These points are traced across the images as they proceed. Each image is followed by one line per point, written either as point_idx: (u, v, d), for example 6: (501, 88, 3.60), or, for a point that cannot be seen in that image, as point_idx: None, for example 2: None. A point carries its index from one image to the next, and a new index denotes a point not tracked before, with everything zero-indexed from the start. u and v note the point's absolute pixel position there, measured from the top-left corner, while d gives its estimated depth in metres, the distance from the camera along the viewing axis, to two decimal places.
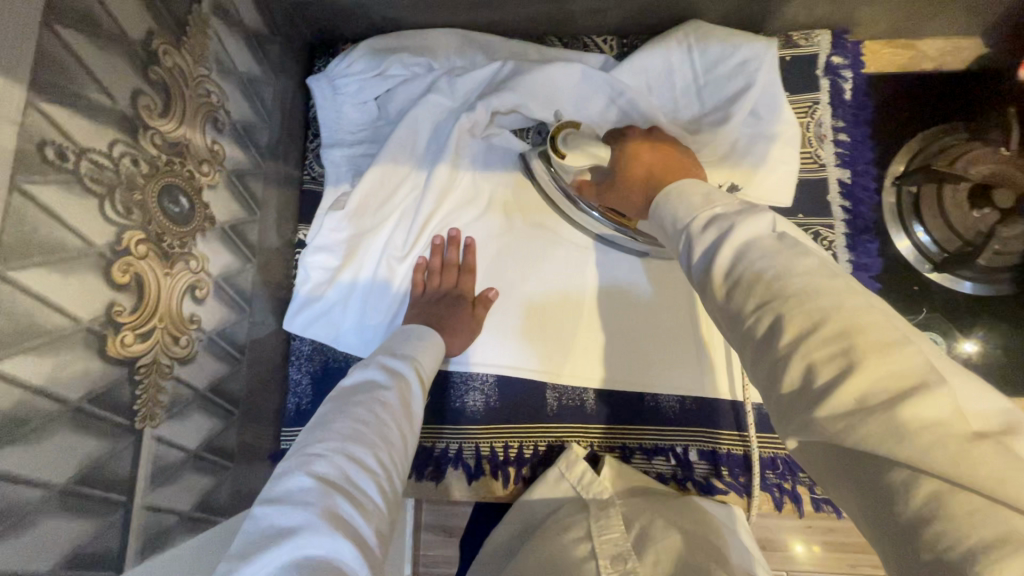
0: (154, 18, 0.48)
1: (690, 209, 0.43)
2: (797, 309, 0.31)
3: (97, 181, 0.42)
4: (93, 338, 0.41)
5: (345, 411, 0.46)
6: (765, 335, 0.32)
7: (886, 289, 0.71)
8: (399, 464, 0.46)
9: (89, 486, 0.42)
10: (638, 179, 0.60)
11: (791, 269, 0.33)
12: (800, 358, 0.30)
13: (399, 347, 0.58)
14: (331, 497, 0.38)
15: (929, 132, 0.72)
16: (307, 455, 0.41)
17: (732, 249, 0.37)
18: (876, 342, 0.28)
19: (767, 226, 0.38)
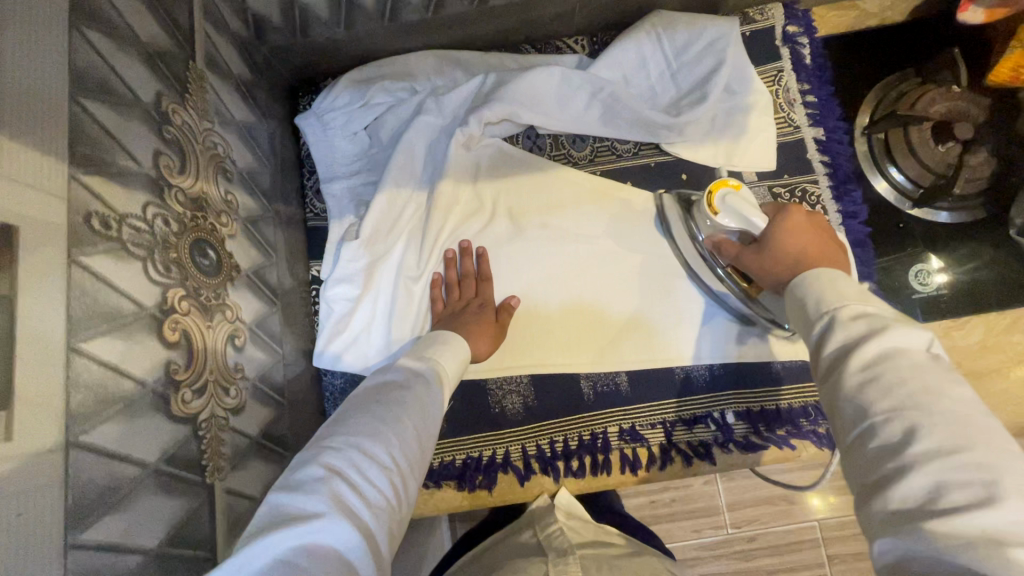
0: (160, 78, 0.48)
1: (839, 297, 0.44)
2: (938, 427, 0.34)
3: (137, 245, 0.42)
4: (159, 399, 0.42)
5: (364, 408, 0.47)
6: (890, 439, 0.35)
7: (875, 231, 0.76)
8: (415, 463, 0.47)
9: (177, 547, 0.42)
10: (787, 257, 0.56)
11: (943, 389, 0.36)
12: (931, 475, 0.33)
13: (423, 350, 0.58)
14: (337, 487, 0.40)
15: (887, 81, 0.78)
16: (321, 446, 0.43)
17: (881, 347, 0.39)
18: (1018, 489, 0.32)
19: (921, 344, 0.39)
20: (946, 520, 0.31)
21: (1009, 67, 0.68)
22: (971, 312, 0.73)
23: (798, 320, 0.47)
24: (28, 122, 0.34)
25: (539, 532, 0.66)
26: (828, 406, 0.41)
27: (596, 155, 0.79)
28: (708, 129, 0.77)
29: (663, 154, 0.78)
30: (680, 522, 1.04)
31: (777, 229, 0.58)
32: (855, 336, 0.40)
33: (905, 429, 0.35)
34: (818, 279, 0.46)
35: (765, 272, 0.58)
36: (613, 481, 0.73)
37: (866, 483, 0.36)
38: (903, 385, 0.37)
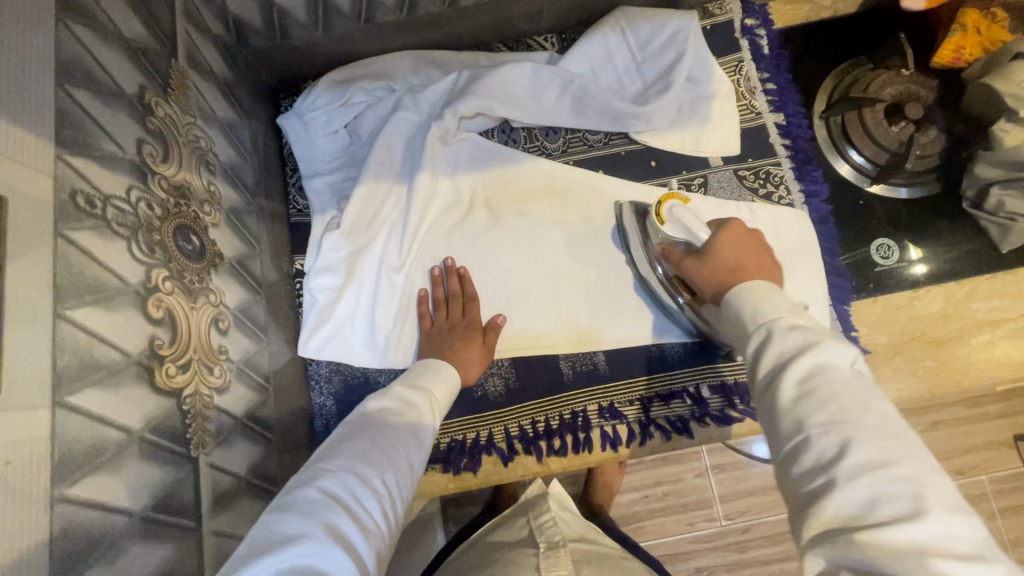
0: (142, 72, 0.51)
1: (772, 310, 0.50)
2: (867, 441, 0.39)
3: (122, 224, 0.44)
4: (144, 370, 0.44)
5: (360, 432, 0.50)
6: (828, 452, 0.40)
7: (836, 209, 0.79)
8: (406, 491, 0.49)
9: (164, 513, 0.43)
10: (724, 266, 0.60)
11: (871, 406, 0.41)
12: (864, 489, 0.37)
13: (414, 378, 0.61)
14: (335, 511, 0.41)
15: (842, 68, 0.82)
16: (317, 470, 0.45)
17: (812, 363, 0.44)
18: (939, 501, 0.37)
19: (846, 361, 0.44)
20: (876, 531, 0.35)
21: (951, 49, 0.73)
22: (930, 282, 0.77)
23: (740, 330, 0.52)
24: (17, 103, 0.37)
25: (533, 519, 0.79)
26: (767, 420, 0.46)
27: (568, 146, 0.82)
28: (675, 117, 0.80)
29: (633, 142, 0.82)
30: (671, 517, 1.07)
31: (715, 240, 0.63)
32: (789, 349, 0.46)
33: (838, 445, 0.40)
34: (755, 290, 0.53)
35: (700, 282, 0.62)
36: (595, 458, 0.74)
37: (804, 494, 0.40)
38: (836, 401, 0.41)
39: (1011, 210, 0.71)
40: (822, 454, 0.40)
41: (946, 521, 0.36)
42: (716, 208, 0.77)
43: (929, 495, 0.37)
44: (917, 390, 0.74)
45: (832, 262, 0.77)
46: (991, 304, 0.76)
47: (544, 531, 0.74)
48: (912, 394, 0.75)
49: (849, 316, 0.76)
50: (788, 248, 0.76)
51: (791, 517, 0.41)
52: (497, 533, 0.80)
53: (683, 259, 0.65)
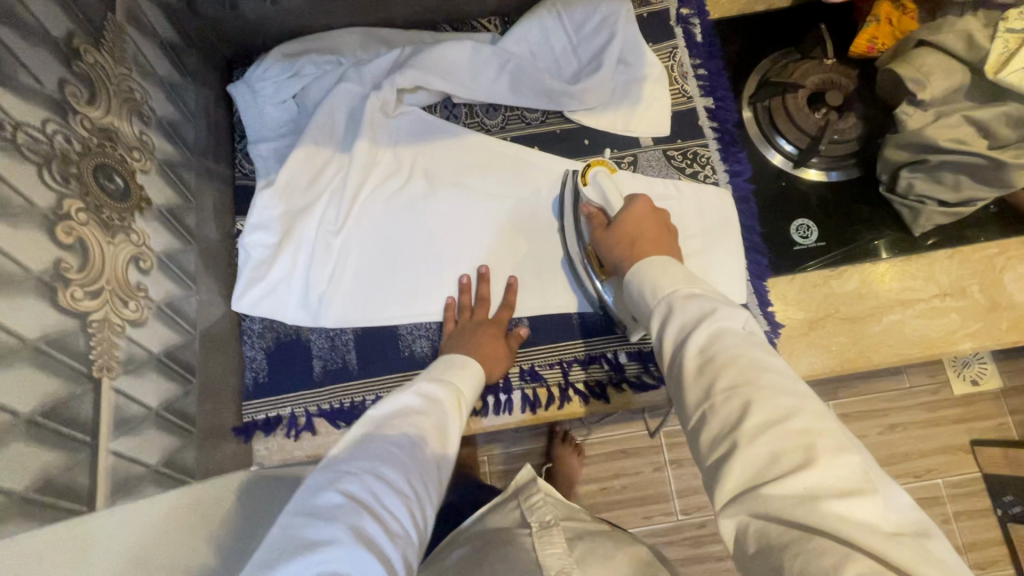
0: (73, 20, 0.54)
1: (674, 282, 0.53)
2: (764, 401, 0.41)
3: (34, 151, 0.47)
4: (46, 287, 0.46)
5: (381, 435, 0.54)
6: (732, 412, 0.42)
7: (759, 190, 0.83)
8: (430, 489, 0.54)
9: (55, 422, 0.46)
10: (627, 238, 0.64)
11: (765, 364, 0.44)
12: (766, 444, 0.39)
13: (439, 372, 0.65)
14: (359, 514, 0.46)
15: (772, 58, 0.85)
16: (341, 475, 0.50)
17: (709, 330, 0.47)
18: (831, 445, 0.39)
19: (738, 323, 0.48)
20: (772, 484, 0.37)
21: (866, 38, 0.77)
22: (847, 262, 0.79)
23: (643, 307, 0.55)
24: None
25: (524, 500, 0.80)
26: (678, 395, 0.48)
27: (507, 123, 0.86)
28: (608, 99, 0.84)
29: (569, 121, 0.85)
30: (629, 508, 1.24)
31: (622, 215, 0.67)
32: (689, 320, 0.48)
33: (742, 407, 0.42)
34: (653, 266, 0.56)
35: (609, 249, 0.66)
36: (516, 420, 0.77)
37: (712, 460, 0.42)
38: (734, 366, 0.44)
39: (920, 193, 0.74)
40: (726, 418, 0.42)
41: (835, 465, 0.38)
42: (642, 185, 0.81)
43: (820, 442, 0.39)
44: (830, 364, 0.77)
45: (751, 239, 0.80)
46: (905, 284, 0.78)
47: (534, 510, 0.77)
48: (824, 368, 0.77)
49: (766, 291, 0.79)
50: (711, 225, 0.79)
51: (706, 481, 0.43)
52: (492, 521, 0.81)
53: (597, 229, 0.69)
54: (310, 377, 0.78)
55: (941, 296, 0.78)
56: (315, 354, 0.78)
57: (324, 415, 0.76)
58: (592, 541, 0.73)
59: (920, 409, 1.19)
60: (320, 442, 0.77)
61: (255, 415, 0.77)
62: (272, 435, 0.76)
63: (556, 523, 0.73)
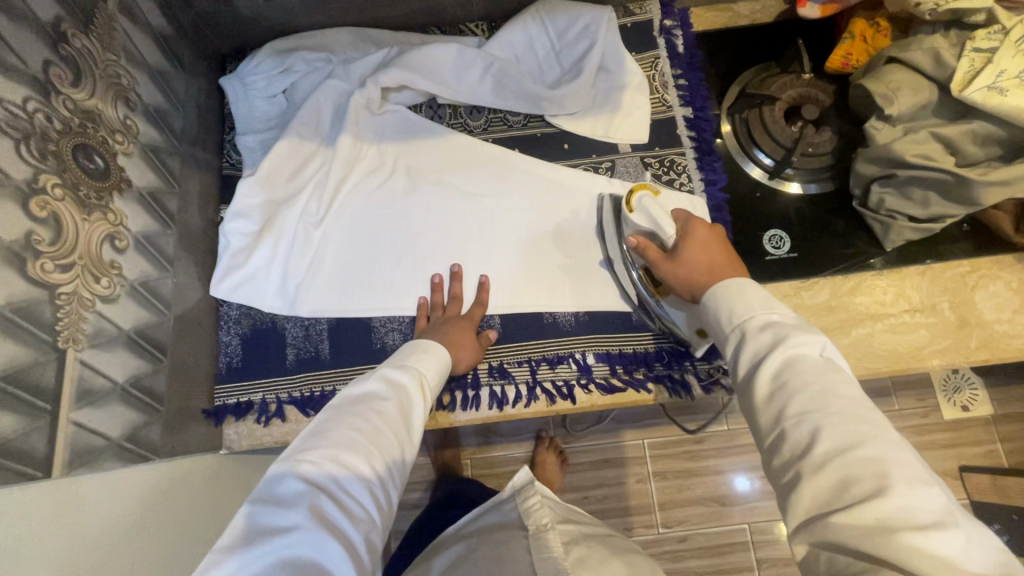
0: (62, 6, 0.57)
1: (748, 308, 0.54)
2: (834, 426, 0.43)
3: (12, 127, 0.49)
4: (15, 257, 0.48)
5: (342, 420, 0.54)
6: (802, 439, 0.44)
7: (735, 200, 0.84)
8: (395, 473, 0.55)
9: (16, 386, 0.47)
10: (699, 265, 0.64)
11: (836, 390, 0.45)
12: (835, 471, 0.41)
13: (406, 357, 0.65)
14: (319, 502, 0.47)
15: (752, 70, 0.87)
16: (299, 461, 0.50)
17: (783, 356, 0.48)
18: (907, 476, 0.39)
19: (817, 349, 0.49)
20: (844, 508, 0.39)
21: (841, 54, 0.77)
22: (817, 275, 0.80)
23: (717, 331, 0.56)
24: None
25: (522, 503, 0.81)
26: (750, 416, 0.50)
27: (489, 125, 0.88)
28: (588, 105, 0.86)
29: (550, 125, 0.87)
30: (613, 517, 1.23)
31: (682, 240, 0.67)
32: (762, 346, 0.50)
33: (810, 434, 0.43)
34: (731, 292, 0.56)
35: (683, 280, 0.65)
36: (482, 417, 0.77)
37: (781, 478, 0.44)
38: (804, 391, 0.45)
39: (891, 208, 0.75)
40: (797, 442, 0.44)
41: (909, 495, 0.38)
42: (618, 192, 0.83)
43: (894, 470, 0.40)
44: None
45: None
46: (876, 299, 0.78)
47: (531, 514, 0.77)
48: None
49: None
50: None
51: (777, 498, 0.45)
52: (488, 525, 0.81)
53: (654, 256, 0.68)
54: (282, 364, 0.79)
55: (911, 312, 0.77)
56: (289, 342, 0.80)
57: (294, 403, 0.77)
58: (588, 545, 0.74)
59: (908, 431, 1.18)
60: (288, 430, 0.77)
61: (226, 399, 0.78)
62: (242, 420, 0.77)
63: (552, 528, 0.74)
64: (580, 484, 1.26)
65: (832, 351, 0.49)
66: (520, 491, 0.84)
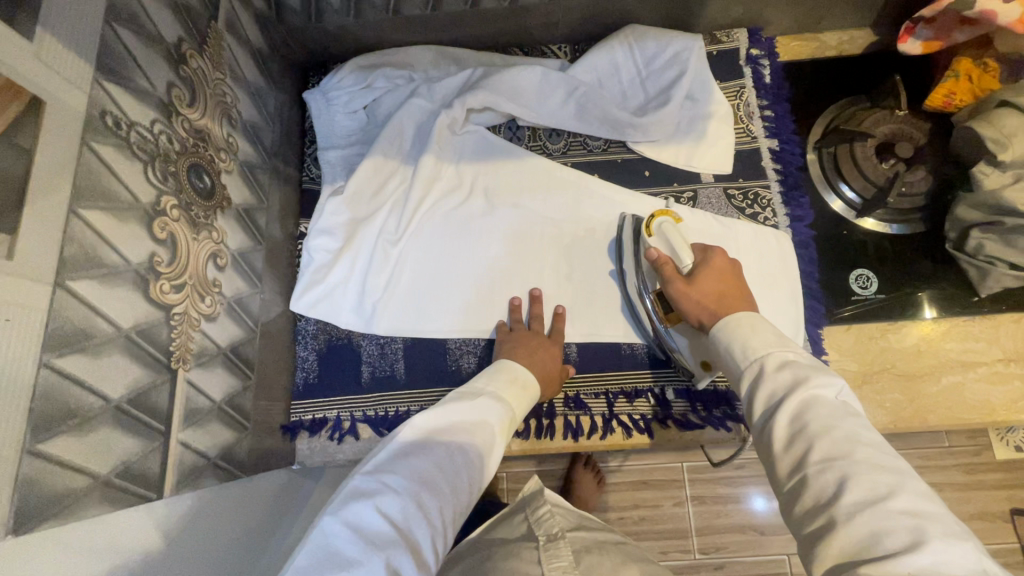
0: (183, 28, 0.58)
1: (766, 345, 0.53)
2: (862, 476, 0.41)
3: (142, 149, 0.50)
4: (139, 279, 0.49)
5: (427, 452, 0.51)
6: (830, 487, 0.42)
7: (820, 236, 0.82)
8: (460, 519, 0.50)
9: (136, 409, 0.47)
10: (710, 294, 0.63)
11: (860, 436, 0.44)
12: (864, 523, 0.39)
13: (490, 387, 0.62)
14: (395, 543, 0.43)
15: (839, 104, 0.85)
16: (381, 487, 0.46)
17: (801, 399, 0.47)
18: (941, 531, 0.37)
19: (832, 393, 0.47)
20: (871, 563, 0.36)
21: (943, 93, 0.76)
22: (904, 316, 0.78)
23: (732, 367, 0.55)
24: (80, 32, 0.43)
25: (532, 515, 0.78)
26: (767, 461, 0.48)
27: (569, 148, 0.87)
28: (672, 133, 0.85)
29: (630, 151, 0.86)
30: (649, 541, 1.18)
31: (701, 268, 0.66)
32: (780, 387, 0.49)
33: (835, 483, 0.41)
34: (742, 325, 0.56)
35: (688, 306, 0.64)
36: (556, 446, 0.77)
37: (807, 529, 0.42)
38: (828, 436, 0.44)
39: (990, 254, 0.72)
40: (820, 492, 0.42)
41: (944, 550, 0.36)
42: (700, 222, 0.82)
43: (931, 526, 0.37)
44: (882, 422, 0.75)
45: (810, 285, 0.79)
46: (966, 345, 0.76)
47: (541, 523, 0.75)
48: (877, 425, 0.75)
49: (821, 339, 0.78)
50: (769, 266, 0.79)
51: (802, 551, 0.43)
52: (496, 532, 0.80)
53: (672, 279, 0.67)
54: (357, 382, 0.79)
55: (1004, 361, 0.75)
56: (365, 360, 0.80)
57: (370, 422, 0.77)
58: (600, 555, 0.70)
59: (956, 470, 1.11)
60: (362, 448, 0.77)
61: (302, 415, 0.79)
62: (316, 436, 0.78)
63: (563, 536, 0.70)
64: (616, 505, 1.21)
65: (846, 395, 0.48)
66: (532, 503, 0.81)
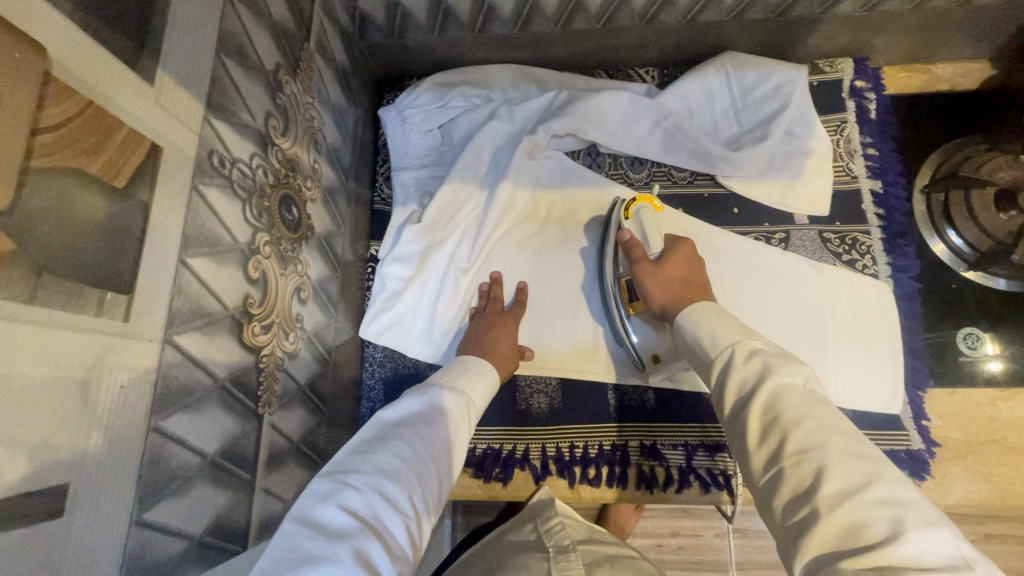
0: (280, 53, 0.55)
1: (734, 332, 0.50)
2: (840, 467, 0.38)
3: (242, 187, 0.48)
4: (235, 326, 0.46)
5: (387, 444, 0.48)
6: (803, 480, 0.39)
7: (924, 289, 0.76)
8: (432, 507, 0.47)
9: (228, 461, 0.45)
10: (675, 281, 0.63)
11: (830, 422, 0.41)
12: (843, 515, 0.36)
13: (453, 377, 0.60)
14: (360, 534, 0.40)
15: (949, 145, 0.79)
16: (342, 484, 0.44)
17: (771, 392, 0.43)
18: (920, 519, 0.35)
19: (801, 379, 0.44)
20: (855, 558, 0.34)
21: None
22: (1018, 383, 0.71)
23: (699, 355, 0.52)
24: (194, 74, 0.41)
25: (539, 525, 0.69)
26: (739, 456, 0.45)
27: (652, 179, 0.82)
28: (765, 168, 0.79)
29: (718, 185, 0.81)
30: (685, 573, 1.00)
31: (668, 254, 0.66)
32: (749, 377, 0.45)
33: (815, 473, 0.38)
34: (708, 314, 0.53)
35: (651, 291, 0.63)
36: (627, 496, 0.73)
37: (787, 526, 0.38)
38: (801, 426, 0.41)
39: None
40: (798, 485, 0.39)
41: (920, 539, 0.34)
42: (796, 268, 0.76)
43: (907, 515, 0.35)
44: (988, 497, 0.68)
45: (912, 342, 0.74)
46: None
47: (551, 535, 0.66)
48: (982, 499, 0.69)
49: (923, 403, 0.72)
50: (870, 321, 0.74)
51: (778, 543, 0.39)
52: (500, 543, 0.70)
53: (639, 261, 0.66)
54: None
55: None
56: None
57: None
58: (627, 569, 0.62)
59: None
60: None
61: None
62: None
63: (574, 548, 0.62)
64: (654, 531, 1.02)
65: (816, 384, 0.45)
66: (538, 512, 0.71)
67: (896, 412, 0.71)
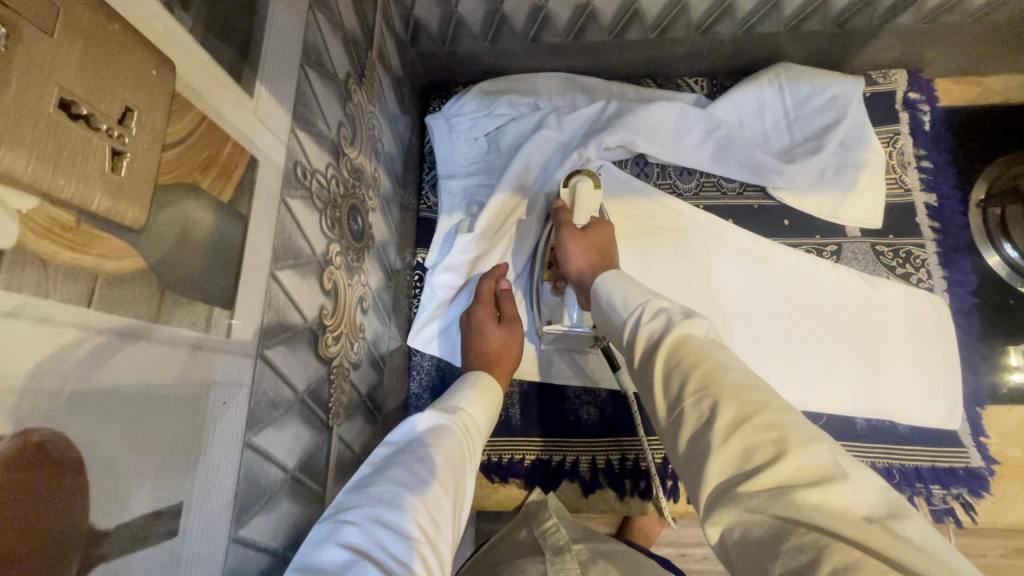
0: (349, 62, 0.55)
1: (641, 293, 0.49)
2: (732, 399, 0.37)
3: (319, 197, 0.47)
4: (312, 338, 0.46)
5: (386, 472, 0.45)
6: (702, 418, 0.37)
7: (982, 303, 0.74)
8: (444, 528, 0.43)
9: (305, 474, 0.45)
10: (593, 250, 0.63)
11: (727, 364, 0.39)
12: (736, 442, 0.35)
13: (448, 401, 0.57)
14: (361, 567, 0.36)
15: (1009, 158, 0.78)
16: (340, 522, 0.40)
17: (673, 338, 0.43)
18: (801, 437, 0.34)
19: (701, 330, 0.43)
20: (747, 481, 0.33)
21: None
22: None
23: (611, 320, 0.51)
24: (283, 85, 0.41)
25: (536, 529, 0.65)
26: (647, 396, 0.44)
27: (701, 189, 0.82)
28: (817, 180, 0.78)
29: (767, 196, 0.81)
30: None
31: (594, 226, 0.66)
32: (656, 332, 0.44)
33: (710, 406, 0.37)
34: (619, 280, 0.53)
35: (569, 256, 0.63)
36: (680, 509, 0.71)
37: (690, 458, 0.37)
38: (700, 366, 0.39)
39: None
40: (694, 423, 0.38)
41: (805, 451, 0.33)
42: (850, 281, 0.75)
43: (788, 434, 0.34)
44: None
45: (970, 357, 0.73)
46: None
47: (547, 537, 0.63)
48: None
49: (982, 421, 0.71)
50: (927, 335, 0.73)
51: (684, 477, 0.38)
52: (501, 543, 0.67)
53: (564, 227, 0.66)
54: None
55: None
56: None
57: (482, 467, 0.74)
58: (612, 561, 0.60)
59: None
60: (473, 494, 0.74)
61: None
62: None
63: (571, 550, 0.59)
64: (679, 539, 0.95)
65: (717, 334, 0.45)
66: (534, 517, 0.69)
67: (954, 428, 0.70)
